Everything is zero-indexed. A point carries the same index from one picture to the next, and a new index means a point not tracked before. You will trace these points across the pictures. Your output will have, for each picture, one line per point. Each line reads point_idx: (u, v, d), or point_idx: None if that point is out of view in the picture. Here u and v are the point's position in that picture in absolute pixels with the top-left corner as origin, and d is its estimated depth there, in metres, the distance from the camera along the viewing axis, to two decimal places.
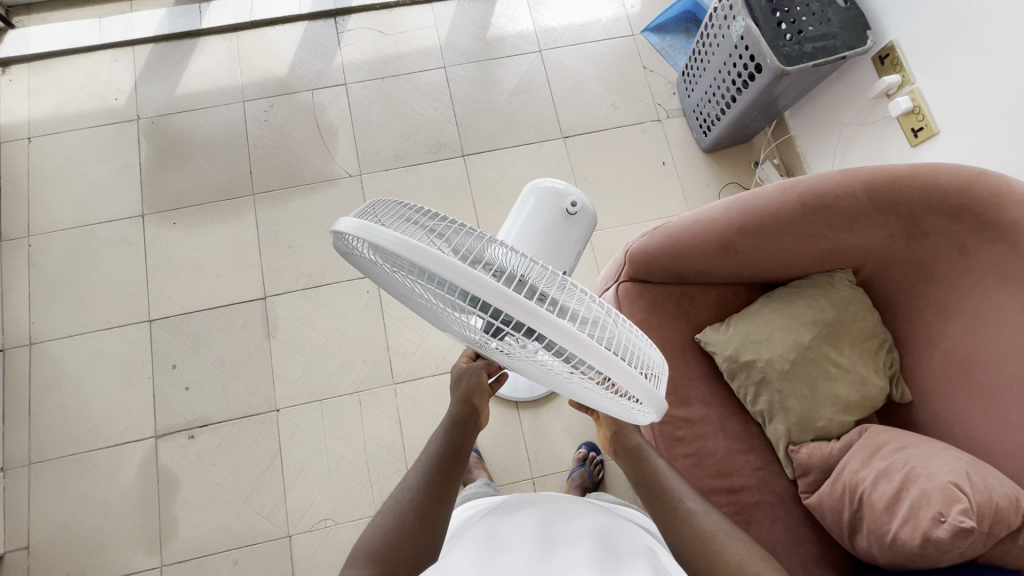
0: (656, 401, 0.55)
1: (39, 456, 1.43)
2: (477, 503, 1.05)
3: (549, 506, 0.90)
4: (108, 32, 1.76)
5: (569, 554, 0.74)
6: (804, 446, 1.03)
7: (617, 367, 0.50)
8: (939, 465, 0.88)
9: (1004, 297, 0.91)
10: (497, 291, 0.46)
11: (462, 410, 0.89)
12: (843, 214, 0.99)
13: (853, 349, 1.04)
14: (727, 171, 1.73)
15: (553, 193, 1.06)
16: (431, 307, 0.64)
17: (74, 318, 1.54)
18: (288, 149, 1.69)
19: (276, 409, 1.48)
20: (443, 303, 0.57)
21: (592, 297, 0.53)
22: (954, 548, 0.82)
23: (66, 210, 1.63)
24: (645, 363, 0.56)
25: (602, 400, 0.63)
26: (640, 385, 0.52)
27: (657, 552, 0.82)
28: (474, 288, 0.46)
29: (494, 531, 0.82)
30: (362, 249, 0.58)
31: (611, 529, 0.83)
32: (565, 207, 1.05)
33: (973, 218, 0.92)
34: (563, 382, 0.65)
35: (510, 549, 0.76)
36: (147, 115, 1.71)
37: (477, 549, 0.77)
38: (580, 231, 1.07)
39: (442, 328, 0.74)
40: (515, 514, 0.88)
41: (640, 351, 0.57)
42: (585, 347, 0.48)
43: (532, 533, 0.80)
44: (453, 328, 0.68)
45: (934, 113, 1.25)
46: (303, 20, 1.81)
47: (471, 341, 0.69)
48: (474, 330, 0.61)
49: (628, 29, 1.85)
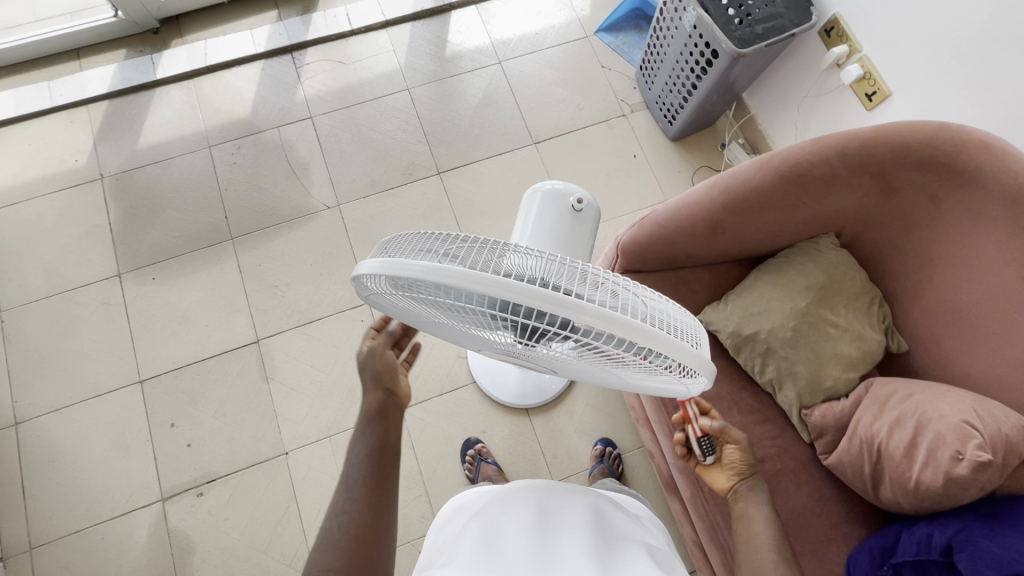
0: (706, 366, 0.56)
1: (40, 539, 1.36)
2: (471, 490, 0.99)
3: (541, 490, 0.85)
4: (59, 94, 1.71)
5: (570, 558, 0.70)
6: (817, 408, 1.06)
7: (664, 341, 0.51)
8: (948, 407, 0.92)
9: (981, 238, 0.96)
10: (535, 294, 0.47)
11: (377, 398, 0.74)
12: (819, 180, 1.03)
13: (848, 308, 1.07)
14: (698, 157, 1.78)
15: (556, 194, 1.07)
16: (462, 327, 0.65)
17: (60, 390, 1.48)
18: (262, 189, 1.67)
19: (285, 452, 1.44)
20: (474, 320, 0.58)
21: (620, 280, 0.54)
22: (975, 483, 0.85)
23: (37, 280, 1.57)
24: (686, 334, 0.57)
25: (645, 378, 0.65)
26: (689, 355, 0.53)
27: (654, 550, 0.78)
28: (512, 296, 0.47)
29: (484, 532, 0.77)
30: (388, 287, 0.59)
31: (603, 517, 0.81)
32: (570, 204, 1.05)
33: (940, 167, 0.97)
34: (602, 371, 0.66)
35: (508, 542, 0.74)
36: (110, 173, 1.67)
37: (475, 554, 0.72)
38: (587, 227, 1.07)
39: (475, 345, 0.75)
40: (505, 503, 0.82)
41: (678, 321, 0.57)
42: (631, 328, 0.49)
43: (529, 519, 0.78)
44: (484, 342, 0.70)
45: (884, 77, 1.31)
46: (259, 59, 1.79)
47: (505, 350, 0.70)
48: (511, 340, 0.62)
49: (581, 31, 1.89)
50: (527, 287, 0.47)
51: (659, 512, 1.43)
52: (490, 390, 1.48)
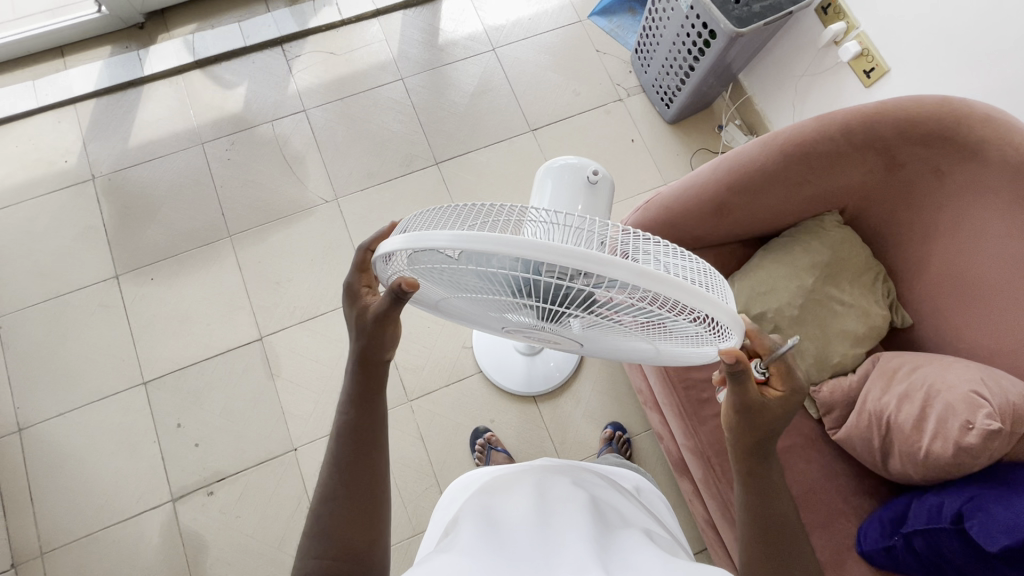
0: (739, 321, 0.55)
1: (51, 544, 1.35)
2: (467, 477, 0.95)
3: (540, 471, 0.82)
4: (45, 94, 1.68)
5: (567, 535, 0.66)
6: (825, 385, 1.07)
7: (698, 296, 0.51)
8: (956, 377, 0.94)
9: (983, 209, 0.97)
10: (566, 254, 0.47)
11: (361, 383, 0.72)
12: (824, 154, 1.03)
13: (852, 285, 1.09)
14: (695, 139, 1.77)
15: (567, 168, 0.91)
16: (486, 305, 0.65)
17: (63, 395, 1.46)
18: (259, 184, 1.65)
19: (294, 449, 1.44)
20: (500, 293, 0.58)
21: (643, 239, 0.54)
22: (984, 452, 0.87)
23: (33, 284, 1.55)
24: (717, 291, 0.56)
25: (674, 343, 0.64)
26: (724, 309, 0.52)
27: (650, 534, 0.74)
28: (543, 257, 0.47)
29: (483, 514, 0.73)
30: (411, 264, 0.59)
31: (599, 501, 0.77)
32: (586, 178, 0.90)
33: (943, 139, 0.97)
34: (632, 339, 0.65)
35: (509, 523, 0.70)
36: (102, 173, 1.64)
37: (474, 534, 0.67)
38: (603, 202, 0.94)
39: (497, 326, 0.75)
40: (505, 491, 0.78)
41: (708, 279, 0.57)
42: (665, 282, 0.49)
43: (528, 497, 0.74)
44: (508, 320, 0.69)
45: (882, 53, 1.32)
46: (249, 52, 1.76)
47: (530, 328, 0.70)
48: (537, 314, 0.62)
49: (575, 16, 1.88)
50: (557, 247, 0.47)
51: (668, 493, 1.44)
52: (497, 378, 1.48)
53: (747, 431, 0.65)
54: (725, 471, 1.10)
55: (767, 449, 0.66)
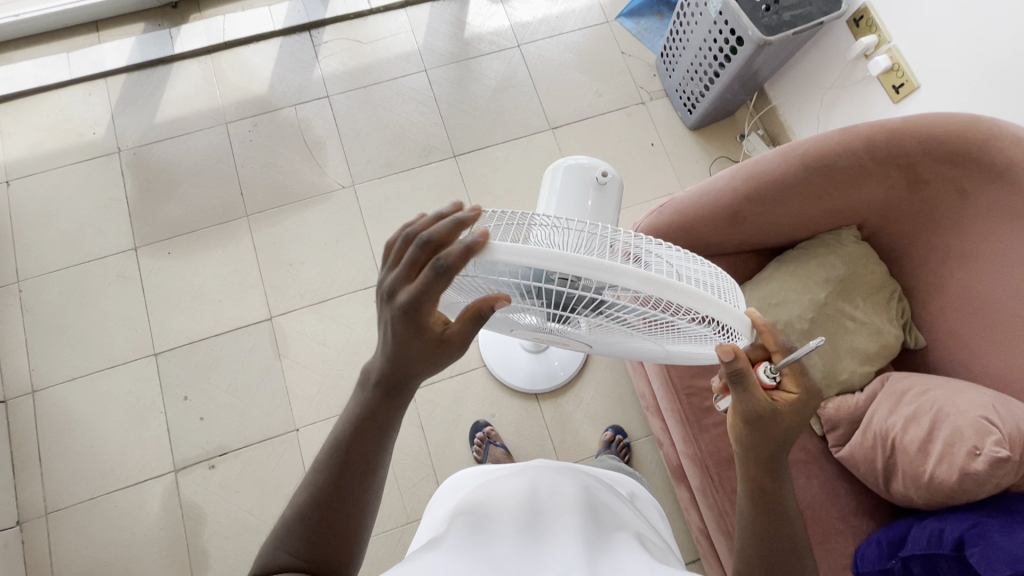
0: (746, 324, 0.55)
1: (56, 505, 1.39)
2: (465, 472, 0.95)
3: (535, 469, 0.81)
4: (78, 67, 1.72)
5: (558, 542, 0.66)
6: (831, 401, 1.05)
7: (704, 300, 0.51)
8: (967, 402, 0.92)
9: (1005, 233, 0.95)
10: (570, 262, 0.47)
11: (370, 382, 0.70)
12: (843, 171, 1.02)
13: (866, 301, 1.08)
14: (716, 147, 1.76)
15: (578, 167, 0.90)
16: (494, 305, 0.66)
17: (76, 360, 1.50)
18: (278, 167, 1.67)
19: (295, 429, 1.46)
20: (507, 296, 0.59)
21: (647, 244, 0.54)
22: (991, 480, 0.85)
23: (55, 251, 1.58)
24: (724, 293, 0.56)
25: (682, 344, 0.64)
26: (730, 313, 0.52)
27: (642, 539, 0.74)
28: (548, 265, 0.48)
29: (474, 511, 0.73)
30: None
31: (594, 503, 0.77)
32: (595, 178, 0.90)
33: (968, 160, 0.95)
34: (641, 341, 0.65)
35: (499, 523, 0.70)
36: (127, 147, 1.67)
37: (463, 534, 0.67)
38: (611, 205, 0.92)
39: (506, 325, 0.76)
40: (498, 487, 0.78)
41: (715, 282, 0.56)
42: (669, 288, 0.49)
43: (519, 496, 0.74)
44: (517, 321, 0.70)
45: (913, 69, 1.29)
46: (277, 36, 1.78)
47: (539, 328, 0.70)
48: (545, 316, 0.62)
49: (603, 16, 1.87)
50: (561, 255, 0.48)
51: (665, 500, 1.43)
52: (500, 374, 1.48)
53: (755, 446, 0.64)
54: (724, 481, 1.09)
55: (780, 459, 0.65)
